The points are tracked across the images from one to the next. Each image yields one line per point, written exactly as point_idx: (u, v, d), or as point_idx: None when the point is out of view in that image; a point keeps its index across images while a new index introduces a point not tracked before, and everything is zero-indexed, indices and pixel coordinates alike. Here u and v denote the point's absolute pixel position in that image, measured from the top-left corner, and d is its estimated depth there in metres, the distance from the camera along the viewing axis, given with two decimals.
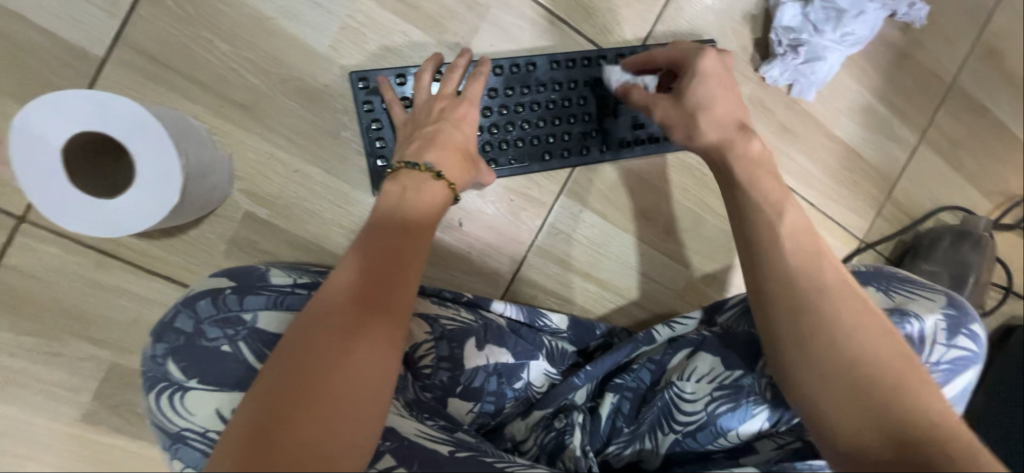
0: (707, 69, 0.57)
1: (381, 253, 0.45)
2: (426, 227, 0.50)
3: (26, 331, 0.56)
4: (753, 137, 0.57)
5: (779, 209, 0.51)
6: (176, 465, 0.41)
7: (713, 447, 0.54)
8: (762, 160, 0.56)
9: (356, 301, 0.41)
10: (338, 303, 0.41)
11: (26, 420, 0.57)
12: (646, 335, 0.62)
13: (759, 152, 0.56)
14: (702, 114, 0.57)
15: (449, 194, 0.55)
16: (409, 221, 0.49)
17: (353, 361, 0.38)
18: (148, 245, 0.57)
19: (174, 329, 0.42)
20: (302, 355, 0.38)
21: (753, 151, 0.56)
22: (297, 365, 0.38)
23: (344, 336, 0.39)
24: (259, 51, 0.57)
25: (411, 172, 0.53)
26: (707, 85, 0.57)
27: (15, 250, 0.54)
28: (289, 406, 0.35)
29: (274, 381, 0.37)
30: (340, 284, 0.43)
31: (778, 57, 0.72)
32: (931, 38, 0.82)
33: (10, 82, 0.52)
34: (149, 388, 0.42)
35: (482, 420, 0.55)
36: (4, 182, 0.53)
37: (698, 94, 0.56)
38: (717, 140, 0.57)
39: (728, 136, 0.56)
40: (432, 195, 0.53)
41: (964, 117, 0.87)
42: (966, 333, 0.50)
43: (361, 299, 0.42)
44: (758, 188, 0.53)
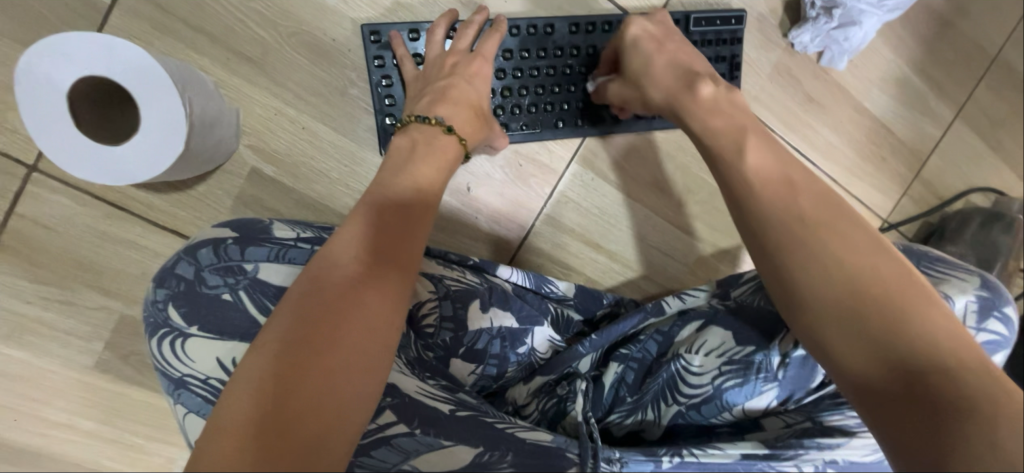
0: (637, 35, 0.59)
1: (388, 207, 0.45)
2: (432, 181, 0.49)
3: (39, 279, 0.57)
4: (705, 82, 0.55)
5: (739, 148, 0.49)
6: (179, 410, 0.42)
7: (718, 420, 0.53)
8: (716, 102, 0.53)
9: (363, 251, 0.41)
10: (345, 252, 0.41)
11: (40, 366, 0.59)
12: (656, 306, 0.59)
13: (713, 93, 0.54)
14: (648, 80, 0.57)
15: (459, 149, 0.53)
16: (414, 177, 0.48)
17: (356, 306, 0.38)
18: (155, 199, 0.57)
19: (176, 275, 0.42)
20: (309, 300, 0.38)
21: (704, 96, 0.54)
22: (302, 307, 0.38)
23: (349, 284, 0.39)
24: (267, 2, 0.56)
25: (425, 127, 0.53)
26: (637, 51, 0.58)
27: (26, 199, 0.55)
28: (293, 346, 0.36)
29: (279, 321, 0.37)
30: (345, 233, 0.42)
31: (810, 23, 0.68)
32: (978, 6, 0.77)
33: (16, 27, 0.51)
34: (151, 333, 0.42)
35: (484, 382, 0.55)
36: (15, 129, 0.53)
37: (634, 63, 0.58)
38: (664, 99, 0.56)
39: (675, 92, 0.55)
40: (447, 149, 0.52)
41: (1006, 94, 0.82)
42: (998, 316, 0.48)
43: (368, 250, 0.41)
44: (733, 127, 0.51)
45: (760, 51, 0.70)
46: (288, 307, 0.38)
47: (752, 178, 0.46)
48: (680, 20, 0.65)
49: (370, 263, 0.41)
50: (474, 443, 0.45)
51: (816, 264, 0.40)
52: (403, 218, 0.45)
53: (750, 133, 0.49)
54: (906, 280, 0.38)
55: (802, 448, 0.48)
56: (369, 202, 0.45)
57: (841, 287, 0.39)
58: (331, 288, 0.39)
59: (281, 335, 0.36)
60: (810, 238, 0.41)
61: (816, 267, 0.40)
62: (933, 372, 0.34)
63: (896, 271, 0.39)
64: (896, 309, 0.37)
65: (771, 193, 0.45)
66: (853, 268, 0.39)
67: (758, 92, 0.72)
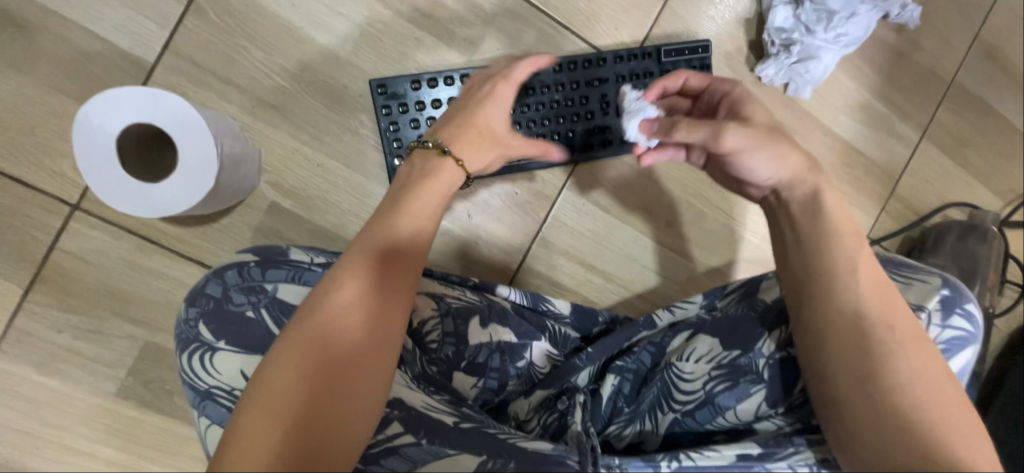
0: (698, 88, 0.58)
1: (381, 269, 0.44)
2: (424, 232, 0.47)
3: (73, 309, 0.61)
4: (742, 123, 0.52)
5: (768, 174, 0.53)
6: (203, 422, 0.45)
7: (713, 427, 0.54)
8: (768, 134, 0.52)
9: (365, 325, 0.42)
10: (346, 326, 0.41)
11: (67, 392, 0.62)
12: (647, 319, 0.63)
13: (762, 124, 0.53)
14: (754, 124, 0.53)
15: (458, 176, 0.51)
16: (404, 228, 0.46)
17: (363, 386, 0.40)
18: (183, 232, 0.63)
19: (205, 295, 0.46)
20: (314, 380, 0.39)
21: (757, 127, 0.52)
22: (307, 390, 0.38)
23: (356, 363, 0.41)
24: (288, 57, 0.64)
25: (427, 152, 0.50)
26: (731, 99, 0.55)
27: (67, 234, 0.60)
28: (308, 433, 0.37)
29: (284, 405, 0.38)
30: (342, 302, 0.42)
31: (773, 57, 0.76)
32: (927, 38, 0.84)
33: (71, 85, 0.59)
34: (182, 349, 0.46)
35: (485, 396, 0.57)
36: (62, 173, 0.59)
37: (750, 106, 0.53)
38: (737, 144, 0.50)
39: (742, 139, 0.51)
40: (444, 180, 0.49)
41: (966, 115, 0.88)
42: (961, 313, 0.51)
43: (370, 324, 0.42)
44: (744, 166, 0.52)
45: None
46: (289, 389, 0.38)
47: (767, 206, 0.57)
48: (651, 53, 0.72)
49: (373, 339, 0.42)
50: (477, 450, 0.47)
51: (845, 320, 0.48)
52: (398, 282, 0.45)
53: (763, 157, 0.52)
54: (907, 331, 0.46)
55: (792, 447, 0.49)
56: (361, 263, 0.44)
57: (852, 333, 0.47)
58: (335, 369, 0.40)
59: (292, 419, 0.37)
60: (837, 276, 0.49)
61: (832, 318, 0.48)
62: (912, 416, 0.44)
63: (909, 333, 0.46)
64: (891, 365, 0.45)
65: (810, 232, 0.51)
66: (868, 317, 0.47)
67: None
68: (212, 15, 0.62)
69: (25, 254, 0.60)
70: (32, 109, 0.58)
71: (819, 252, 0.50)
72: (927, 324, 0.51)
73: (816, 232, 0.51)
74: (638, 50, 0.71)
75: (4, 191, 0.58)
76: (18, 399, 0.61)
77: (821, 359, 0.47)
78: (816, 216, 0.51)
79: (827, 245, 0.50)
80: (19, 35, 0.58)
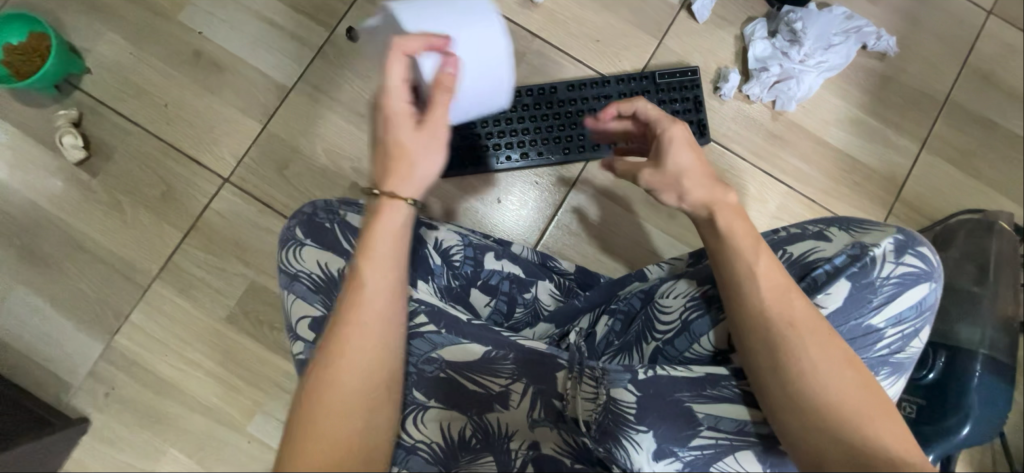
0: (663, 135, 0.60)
1: (373, 304, 0.51)
2: (380, 278, 0.52)
3: (211, 252, 0.85)
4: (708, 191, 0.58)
5: (756, 254, 0.55)
6: (288, 296, 0.62)
7: (689, 355, 0.62)
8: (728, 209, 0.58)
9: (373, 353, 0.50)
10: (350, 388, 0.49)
11: (195, 314, 0.84)
12: (639, 272, 0.72)
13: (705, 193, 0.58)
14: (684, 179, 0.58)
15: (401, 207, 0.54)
16: (373, 289, 0.51)
17: (376, 401, 0.50)
18: (290, 201, 0.87)
19: (303, 211, 0.65)
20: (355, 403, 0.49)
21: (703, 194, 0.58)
22: (349, 422, 0.48)
23: (363, 409, 0.49)
24: (377, 83, 0.90)
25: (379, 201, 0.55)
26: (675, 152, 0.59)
27: (218, 198, 0.86)
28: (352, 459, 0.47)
29: (324, 446, 0.46)
30: (333, 374, 0.48)
31: (731, 72, 0.90)
32: (914, 64, 0.94)
33: (238, 100, 0.88)
34: (282, 244, 0.63)
35: (495, 318, 0.70)
36: (222, 157, 0.87)
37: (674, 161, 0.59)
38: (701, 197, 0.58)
39: (710, 195, 0.58)
40: (393, 226, 0.54)
41: (967, 129, 0.93)
42: (914, 253, 0.56)
43: (366, 372, 0.49)
44: (728, 235, 0.56)
45: (724, 102, 0.92)
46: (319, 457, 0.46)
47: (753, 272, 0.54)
48: (649, 76, 0.90)
49: (373, 384, 0.50)
50: (484, 342, 0.61)
51: (808, 380, 0.50)
52: (393, 310, 0.52)
53: (763, 252, 0.55)
54: (852, 383, 0.50)
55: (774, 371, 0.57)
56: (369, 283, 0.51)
57: (796, 384, 0.51)
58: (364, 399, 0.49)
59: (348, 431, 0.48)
60: (801, 333, 0.51)
61: (786, 373, 0.51)
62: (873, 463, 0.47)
63: (852, 385, 0.50)
64: (845, 417, 0.49)
65: (772, 296, 0.53)
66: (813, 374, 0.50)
67: (726, 131, 0.92)
68: (330, 57, 0.90)
69: (189, 211, 0.86)
70: (212, 115, 0.88)
71: (769, 313, 0.53)
72: (883, 262, 0.56)
73: (783, 304, 0.53)
74: (637, 74, 0.90)
75: (187, 168, 0.87)
76: (163, 317, 0.84)
77: (785, 417, 0.51)
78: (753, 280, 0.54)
79: (742, 264, 0.55)
80: (212, 69, 0.89)
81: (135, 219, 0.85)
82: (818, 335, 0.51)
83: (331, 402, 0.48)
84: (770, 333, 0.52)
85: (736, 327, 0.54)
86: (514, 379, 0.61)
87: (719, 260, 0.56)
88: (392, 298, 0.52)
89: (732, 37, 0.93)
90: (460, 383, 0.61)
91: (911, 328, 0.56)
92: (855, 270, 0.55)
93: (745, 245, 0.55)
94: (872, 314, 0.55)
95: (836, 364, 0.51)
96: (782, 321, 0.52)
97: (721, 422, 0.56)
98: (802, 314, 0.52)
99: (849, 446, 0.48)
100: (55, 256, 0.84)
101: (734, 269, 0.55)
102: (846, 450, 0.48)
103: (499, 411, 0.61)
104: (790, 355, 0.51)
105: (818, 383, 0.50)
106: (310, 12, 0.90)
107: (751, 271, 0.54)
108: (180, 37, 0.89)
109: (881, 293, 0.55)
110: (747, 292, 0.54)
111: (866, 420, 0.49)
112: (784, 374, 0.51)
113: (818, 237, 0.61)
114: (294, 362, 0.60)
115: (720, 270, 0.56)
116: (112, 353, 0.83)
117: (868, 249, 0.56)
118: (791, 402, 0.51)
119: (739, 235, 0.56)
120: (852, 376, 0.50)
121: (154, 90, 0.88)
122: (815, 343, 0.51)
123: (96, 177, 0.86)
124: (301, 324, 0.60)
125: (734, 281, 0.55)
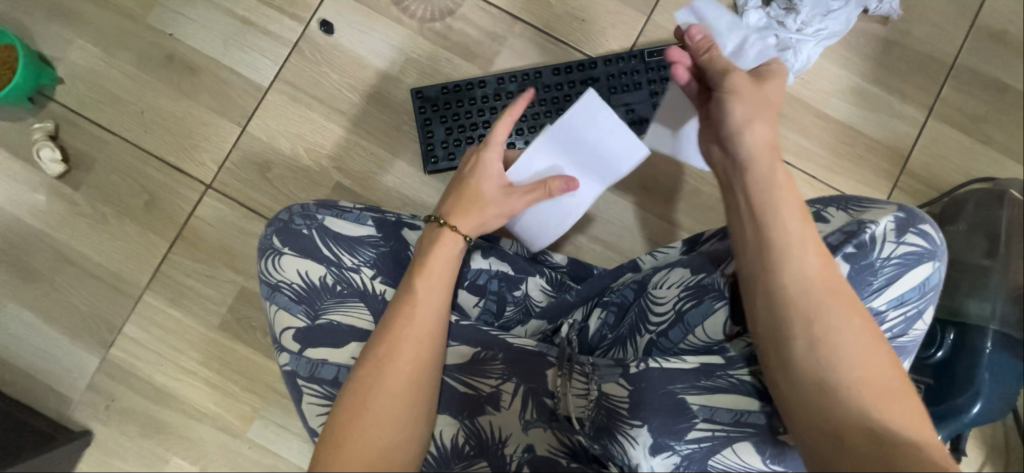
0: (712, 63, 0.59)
1: (414, 321, 0.53)
2: (427, 296, 0.54)
3: (199, 260, 0.84)
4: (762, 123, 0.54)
5: (800, 212, 0.51)
6: (271, 307, 0.60)
7: (685, 346, 0.59)
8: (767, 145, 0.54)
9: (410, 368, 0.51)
10: (386, 395, 0.49)
11: (187, 323, 0.84)
12: (632, 262, 0.70)
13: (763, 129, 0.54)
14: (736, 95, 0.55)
15: (460, 241, 0.57)
16: (420, 300, 0.54)
17: (409, 418, 0.50)
18: (275, 204, 0.85)
19: (279, 217, 0.62)
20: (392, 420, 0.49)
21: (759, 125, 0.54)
22: (384, 437, 0.48)
23: (395, 423, 0.49)
24: (355, 78, 0.87)
25: (434, 227, 0.58)
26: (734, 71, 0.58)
27: (201, 205, 0.85)
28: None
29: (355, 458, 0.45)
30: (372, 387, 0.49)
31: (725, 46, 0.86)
32: (918, 26, 0.89)
33: (214, 103, 0.86)
34: (261, 254, 0.62)
35: (486, 317, 0.69)
36: (203, 163, 0.85)
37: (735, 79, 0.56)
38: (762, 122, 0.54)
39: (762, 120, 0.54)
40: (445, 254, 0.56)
41: (977, 93, 0.89)
42: (916, 231, 0.53)
43: (403, 383, 0.50)
44: (773, 190, 0.52)
45: None
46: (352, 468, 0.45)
47: (797, 235, 0.50)
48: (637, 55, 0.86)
49: (408, 396, 0.50)
50: (474, 343, 0.61)
51: (839, 358, 0.47)
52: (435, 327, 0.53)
53: (804, 216, 0.52)
54: (880, 363, 0.48)
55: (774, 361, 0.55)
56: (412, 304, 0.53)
57: (824, 359, 0.48)
58: (395, 410, 0.49)
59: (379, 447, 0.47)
60: (840, 306, 0.48)
61: (814, 349, 0.48)
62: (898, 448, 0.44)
63: (881, 367, 0.48)
64: (870, 399, 0.46)
65: (814, 263, 0.49)
66: (842, 352, 0.47)
67: None
68: (305, 53, 0.87)
69: (174, 219, 0.85)
70: (189, 119, 0.86)
71: (808, 281, 0.49)
72: (883, 242, 0.53)
73: (824, 272, 0.49)
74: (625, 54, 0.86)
75: (168, 175, 0.85)
76: (156, 327, 0.83)
77: (806, 397, 0.48)
78: (794, 243, 0.50)
79: (785, 226, 0.51)
80: (185, 73, 0.86)
81: (120, 230, 0.84)
82: (854, 309, 0.48)
83: (366, 414, 0.48)
84: (805, 301, 0.48)
85: (768, 295, 0.50)
86: (504, 379, 0.60)
87: (762, 219, 0.51)
88: (435, 315, 0.54)
89: (724, 9, 0.89)
90: (451, 386, 0.61)
91: (913, 310, 0.53)
92: (853, 251, 0.53)
93: (786, 203, 0.51)
94: (872, 297, 0.53)
95: (865, 342, 0.48)
96: (817, 291, 0.49)
97: (717, 414, 0.54)
98: (839, 286, 0.49)
99: (872, 428, 0.45)
100: (43, 271, 0.83)
101: (775, 225, 0.50)
102: (873, 434, 0.45)
103: (490, 413, 0.59)
104: (825, 328, 0.48)
105: (846, 358, 0.47)
106: (282, 7, 0.87)
107: (794, 233, 0.50)
108: (151, 40, 0.86)
109: (882, 275, 0.52)
110: (788, 256, 0.50)
111: (886, 402, 0.46)
112: (816, 349, 0.48)
113: (815, 219, 0.58)
114: (282, 373, 0.59)
115: (762, 225, 0.51)
116: (109, 365, 0.83)
117: (868, 228, 0.53)
118: (816, 381, 0.48)
119: (783, 194, 0.52)
120: (881, 355, 0.48)
121: (129, 97, 0.85)
122: (852, 317, 0.48)
123: (77, 190, 0.84)
124: (286, 336, 0.59)
125: (774, 241, 0.50)
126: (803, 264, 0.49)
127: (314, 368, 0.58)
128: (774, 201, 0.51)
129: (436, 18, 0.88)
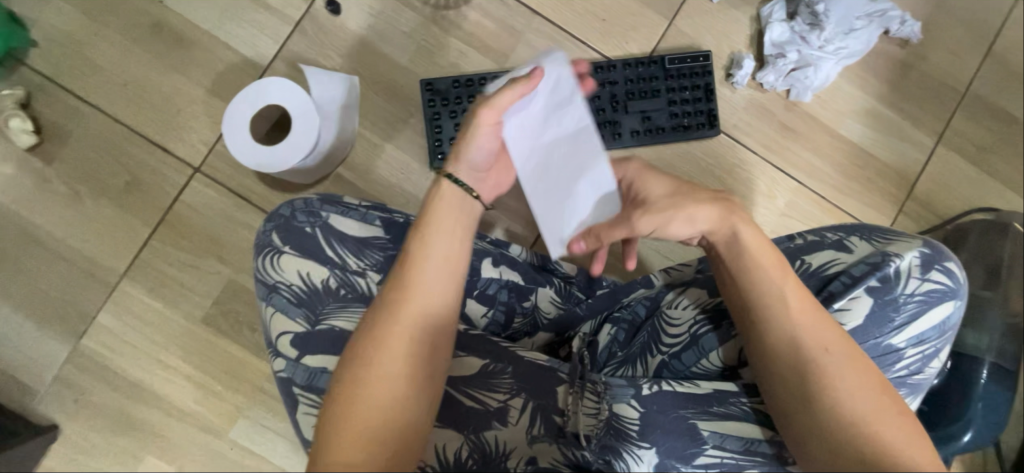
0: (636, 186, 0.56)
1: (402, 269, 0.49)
2: (432, 284, 0.49)
3: (184, 248, 0.79)
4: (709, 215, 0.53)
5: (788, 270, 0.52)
6: (267, 309, 0.57)
7: (697, 370, 0.59)
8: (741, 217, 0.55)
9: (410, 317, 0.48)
10: (386, 354, 0.46)
11: (169, 314, 0.79)
12: (646, 278, 0.67)
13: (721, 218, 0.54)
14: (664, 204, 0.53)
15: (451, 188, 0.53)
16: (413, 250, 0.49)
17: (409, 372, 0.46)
18: (269, 193, 0.80)
19: (279, 213, 0.59)
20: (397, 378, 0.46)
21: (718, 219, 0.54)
22: (386, 397, 0.45)
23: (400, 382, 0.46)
24: (361, 63, 0.82)
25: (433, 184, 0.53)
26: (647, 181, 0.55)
27: (188, 190, 0.79)
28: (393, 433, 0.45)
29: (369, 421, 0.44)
30: (373, 345, 0.46)
31: (746, 58, 0.84)
32: (935, 52, 0.89)
33: (206, 80, 0.80)
34: (258, 252, 0.58)
35: (493, 328, 0.66)
36: (191, 144, 0.79)
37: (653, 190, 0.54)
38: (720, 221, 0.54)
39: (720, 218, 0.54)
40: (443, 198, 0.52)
41: (986, 123, 0.89)
42: (940, 269, 0.52)
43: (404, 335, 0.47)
44: (758, 254, 0.52)
45: (736, 90, 0.86)
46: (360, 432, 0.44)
47: (788, 294, 0.51)
48: (657, 61, 0.83)
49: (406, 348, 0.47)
50: (483, 356, 0.59)
51: (844, 411, 0.47)
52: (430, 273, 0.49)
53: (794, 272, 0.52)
54: (887, 410, 0.47)
55: None
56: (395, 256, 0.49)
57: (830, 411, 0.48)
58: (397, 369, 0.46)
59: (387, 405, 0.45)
60: (838, 360, 0.49)
61: (817, 401, 0.48)
62: None
63: (891, 414, 0.47)
64: (887, 449, 0.46)
65: (806, 319, 0.50)
66: (845, 404, 0.47)
67: (737, 122, 0.86)
68: (308, 32, 0.81)
69: (157, 203, 0.79)
70: (177, 96, 0.79)
71: (802, 337, 0.50)
72: (907, 277, 0.52)
73: (820, 327, 0.50)
74: (646, 59, 0.83)
75: (152, 155, 0.79)
76: (134, 317, 0.78)
77: (817, 448, 0.48)
78: (782, 299, 0.51)
79: (775, 285, 0.51)
80: (176, 45, 0.80)
81: (97, 211, 0.78)
82: (854, 360, 0.49)
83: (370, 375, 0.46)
84: (801, 355, 0.49)
85: (767, 355, 0.51)
86: (513, 395, 0.57)
87: (754, 282, 0.52)
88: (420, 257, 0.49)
89: (747, 19, 0.86)
90: (453, 399, 0.57)
91: (932, 348, 0.53)
92: (876, 285, 0.52)
93: (773, 263, 0.52)
94: (893, 333, 0.52)
95: (870, 390, 0.48)
96: (813, 344, 0.49)
97: (726, 440, 0.53)
98: (835, 340, 0.49)
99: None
100: (10, 251, 0.77)
101: (765, 288, 0.51)
102: None
103: (496, 428, 0.56)
104: (824, 382, 0.48)
105: (853, 408, 0.47)
106: None
107: (784, 292, 0.51)
108: (137, 6, 0.79)
109: (904, 311, 0.52)
110: (778, 316, 0.50)
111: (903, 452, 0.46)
112: (815, 402, 0.48)
113: (838, 247, 0.57)
114: (277, 380, 0.56)
115: (754, 289, 0.52)
116: (81, 356, 0.78)
117: (893, 262, 0.53)
118: (827, 433, 0.47)
119: (768, 256, 0.52)
120: (888, 403, 0.48)
121: (111, 66, 0.79)
122: (852, 370, 0.48)
123: (50, 165, 0.78)
124: (281, 340, 0.56)
125: (768, 301, 0.51)
126: (796, 322, 0.50)
127: (312, 377, 0.54)
128: (763, 264, 0.52)
129: (450, 5, 0.83)
